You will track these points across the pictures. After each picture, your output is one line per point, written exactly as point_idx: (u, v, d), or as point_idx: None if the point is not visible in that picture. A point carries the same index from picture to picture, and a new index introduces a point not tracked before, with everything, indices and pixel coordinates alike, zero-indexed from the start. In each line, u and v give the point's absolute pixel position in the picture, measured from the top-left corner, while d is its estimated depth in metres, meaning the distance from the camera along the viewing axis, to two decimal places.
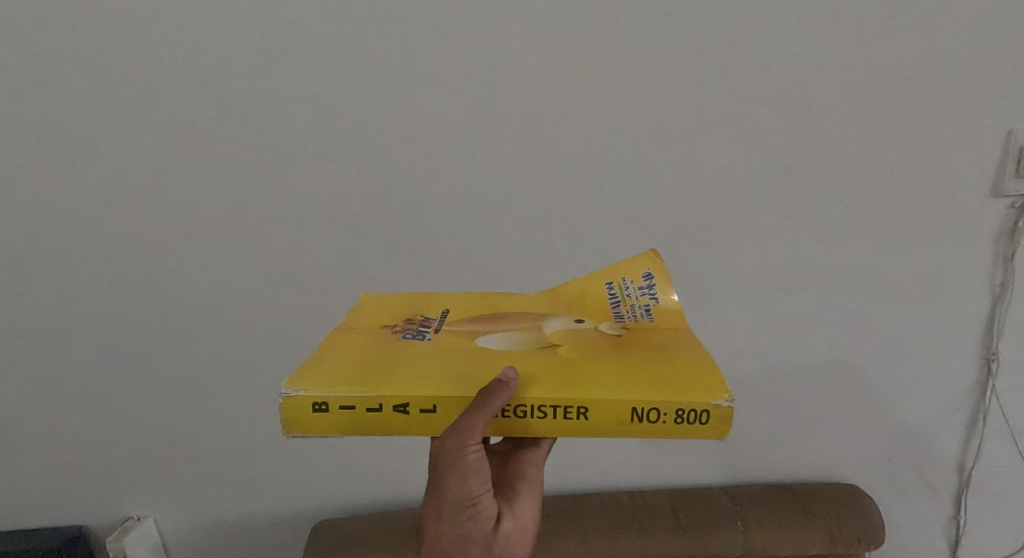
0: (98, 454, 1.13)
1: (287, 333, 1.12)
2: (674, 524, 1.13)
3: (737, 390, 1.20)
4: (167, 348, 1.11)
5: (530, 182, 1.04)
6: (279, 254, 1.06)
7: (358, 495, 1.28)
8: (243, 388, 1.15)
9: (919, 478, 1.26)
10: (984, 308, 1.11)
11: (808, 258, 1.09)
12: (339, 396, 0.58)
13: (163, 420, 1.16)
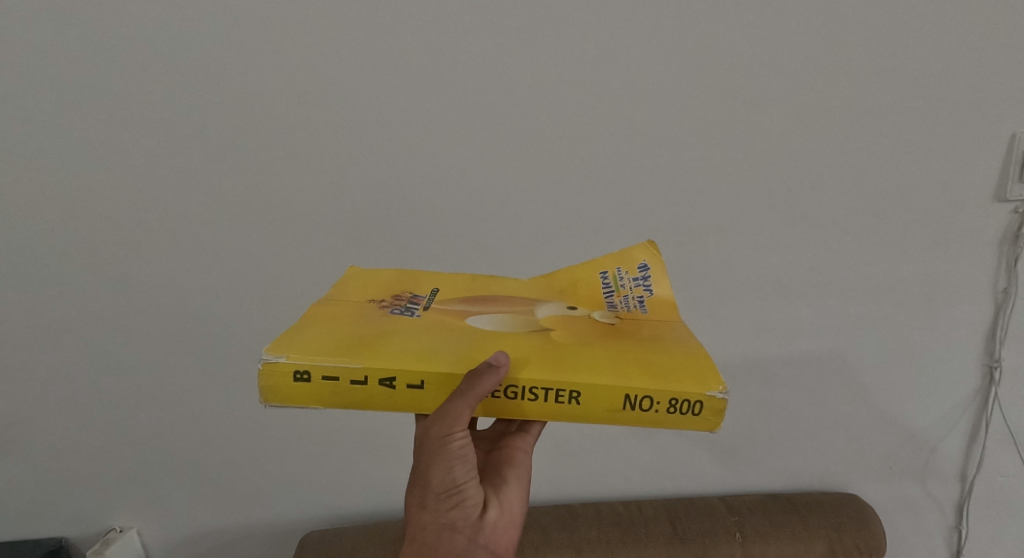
0: (75, 465, 1.08)
1: (223, 349, 0.99)
2: (671, 534, 0.99)
3: (739, 399, 1.01)
4: (98, 363, 0.99)
5: (459, 195, 0.89)
6: (210, 267, 0.92)
7: (327, 522, 1.18)
8: (200, 409, 1.05)
9: (964, 502, 1.05)
10: (985, 318, 0.93)
11: (791, 249, 0.91)
12: (324, 365, 0.48)
13: (128, 437, 1.07)
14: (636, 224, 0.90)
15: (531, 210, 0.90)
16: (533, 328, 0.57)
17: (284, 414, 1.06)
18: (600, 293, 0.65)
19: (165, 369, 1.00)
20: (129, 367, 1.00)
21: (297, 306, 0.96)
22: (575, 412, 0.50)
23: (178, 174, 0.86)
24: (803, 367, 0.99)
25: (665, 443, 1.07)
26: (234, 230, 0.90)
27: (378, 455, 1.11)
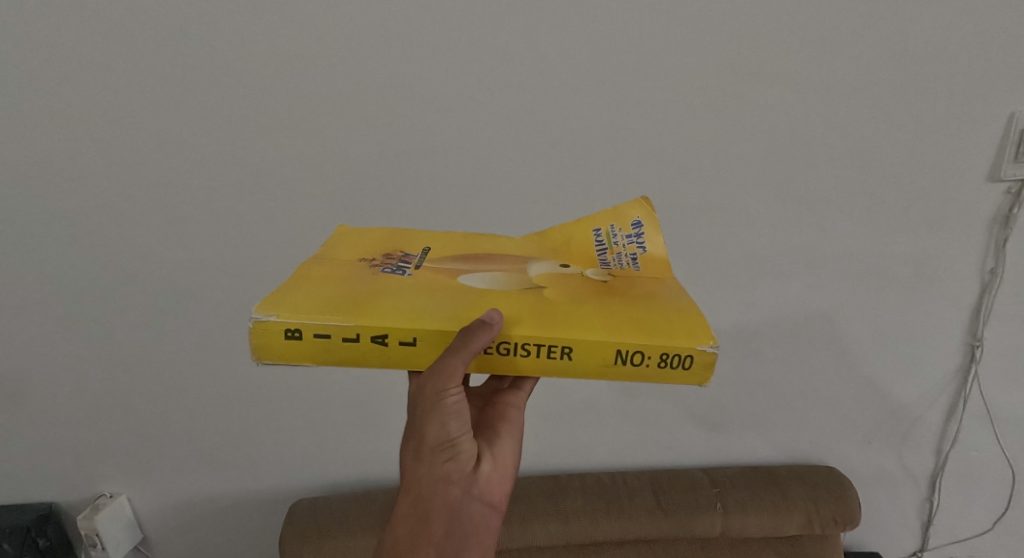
0: (64, 431, 1.08)
1: (210, 320, 0.98)
2: (654, 503, 1.02)
3: (725, 373, 1.03)
4: (83, 332, 0.98)
5: (451, 165, 0.87)
6: (197, 235, 0.91)
7: (316, 490, 1.19)
8: (189, 377, 1.04)
9: (938, 476, 1.08)
10: (971, 297, 0.94)
11: (784, 226, 0.90)
12: (315, 322, 0.48)
13: (115, 405, 1.06)
14: (629, 199, 0.89)
15: (524, 184, 0.88)
16: (526, 287, 0.57)
17: (274, 383, 1.07)
18: (592, 252, 0.64)
19: (154, 337, 1.00)
20: (116, 336, 0.99)
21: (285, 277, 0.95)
22: (568, 366, 0.50)
23: (161, 142, 0.83)
24: (790, 344, 1.00)
25: (651, 417, 1.09)
26: (218, 200, 0.88)
27: (368, 425, 1.12)
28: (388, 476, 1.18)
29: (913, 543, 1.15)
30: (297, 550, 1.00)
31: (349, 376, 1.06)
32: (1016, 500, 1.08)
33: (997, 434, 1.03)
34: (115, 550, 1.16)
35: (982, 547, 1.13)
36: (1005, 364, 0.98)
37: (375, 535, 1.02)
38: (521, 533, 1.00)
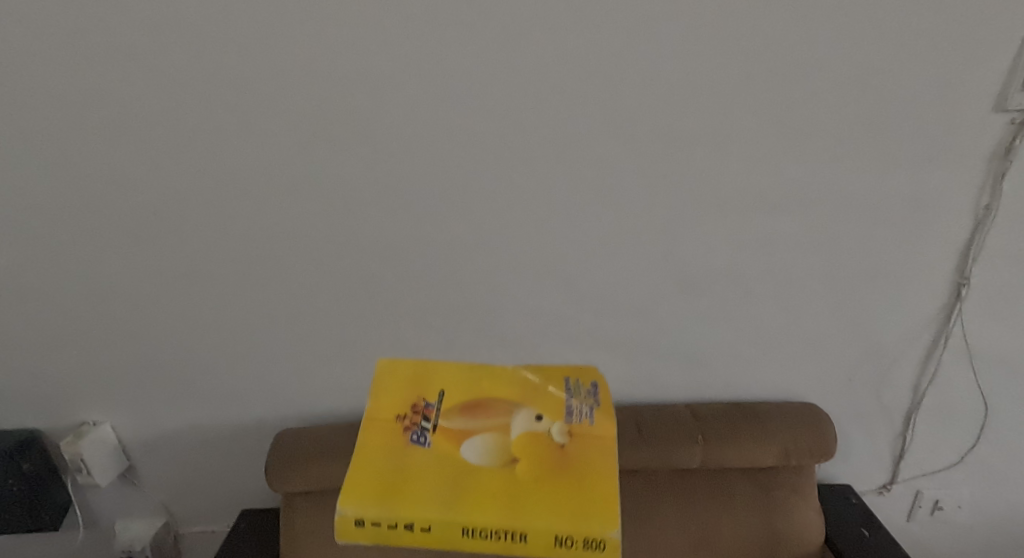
0: (49, 349, 1.07)
1: (197, 243, 0.98)
2: (636, 436, 1.04)
3: (713, 306, 1.03)
4: (70, 252, 0.98)
5: (444, 80, 0.85)
6: (187, 144, 0.90)
7: (302, 420, 1.19)
8: (176, 296, 1.04)
9: (914, 413, 1.10)
10: (963, 233, 0.94)
11: (782, 155, 0.88)
12: (371, 514, 0.80)
13: (101, 323, 1.06)
14: (625, 122, 0.87)
15: (513, 111, 0.87)
16: None
17: (260, 308, 1.05)
18: None
19: (141, 251, 0.99)
20: (104, 248, 0.99)
21: (272, 202, 0.94)
22: None
23: (149, 43, 0.82)
24: (781, 282, 1.00)
25: (637, 352, 1.09)
26: (203, 116, 0.87)
27: (352, 357, 1.12)
28: None
29: (885, 477, 1.18)
30: (285, 475, 1.02)
31: (335, 305, 1.06)
32: (986, 435, 1.12)
33: (973, 371, 1.05)
34: (103, 477, 1.16)
35: (952, 480, 1.17)
36: (983, 305, 1.00)
37: None
38: None
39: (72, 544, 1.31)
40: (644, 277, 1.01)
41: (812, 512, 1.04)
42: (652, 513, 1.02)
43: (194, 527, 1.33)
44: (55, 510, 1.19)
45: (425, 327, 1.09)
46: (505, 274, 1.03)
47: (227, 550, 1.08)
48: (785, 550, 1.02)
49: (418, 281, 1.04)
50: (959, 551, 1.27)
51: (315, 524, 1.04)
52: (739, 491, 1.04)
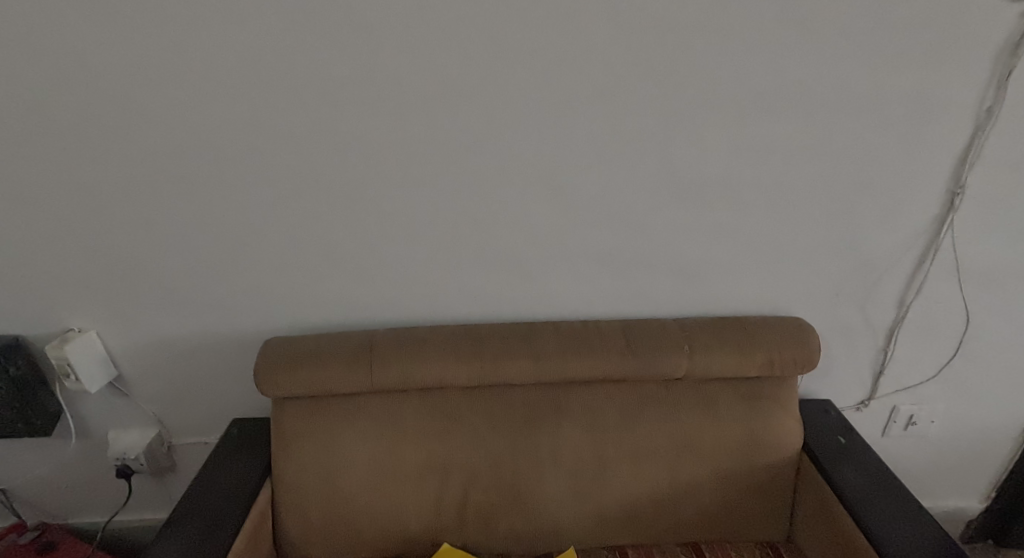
0: (40, 235, 1.05)
1: (193, 139, 0.98)
2: (624, 347, 1.04)
3: (715, 213, 1.04)
4: (63, 142, 0.97)
5: None
6: (205, 17, 0.89)
7: (289, 331, 1.16)
8: (174, 187, 1.01)
9: (897, 327, 1.14)
10: (964, 135, 0.97)
11: (796, 46, 0.91)
12: None
13: (93, 212, 1.03)
14: (647, 10, 0.89)
15: (528, 5, 0.89)
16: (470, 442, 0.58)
17: (259, 207, 1.03)
18: None
19: (143, 132, 0.97)
20: (104, 126, 0.96)
21: (277, 94, 0.95)
22: None
23: None
24: (772, 192, 1.02)
25: (629, 266, 1.09)
26: None
27: (339, 268, 1.09)
28: (356, 322, 1.15)
29: (863, 393, 1.22)
30: (274, 380, 1.01)
31: (329, 210, 1.04)
32: (964, 350, 1.17)
33: (960, 282, 1.10)
34: (90, 384, 1.14)
35: (926, 396, 1.23)
36: (980, 212, 1.03)
37: (349, 368, 1.02)
38: (494, 370, 1.02)
39: (64, 453, 1.30)
40: (643, 184, 1.02)
41: (792, 422, 1.07)
42: (635, 418, 1.06)
43: (188, 439, 1.30)
44: (47, 416, 1.18)
45: (416, 237, 1.07)
46: (502, 181, 1.02)
47: (215, 462, 1.07)
48: (764, 456, 1.06)
49: (412, 187, 1.02)
50: (929, 467, 1.33)
51: (306, 428, 1.05)
52: (722, 400, 1.06)
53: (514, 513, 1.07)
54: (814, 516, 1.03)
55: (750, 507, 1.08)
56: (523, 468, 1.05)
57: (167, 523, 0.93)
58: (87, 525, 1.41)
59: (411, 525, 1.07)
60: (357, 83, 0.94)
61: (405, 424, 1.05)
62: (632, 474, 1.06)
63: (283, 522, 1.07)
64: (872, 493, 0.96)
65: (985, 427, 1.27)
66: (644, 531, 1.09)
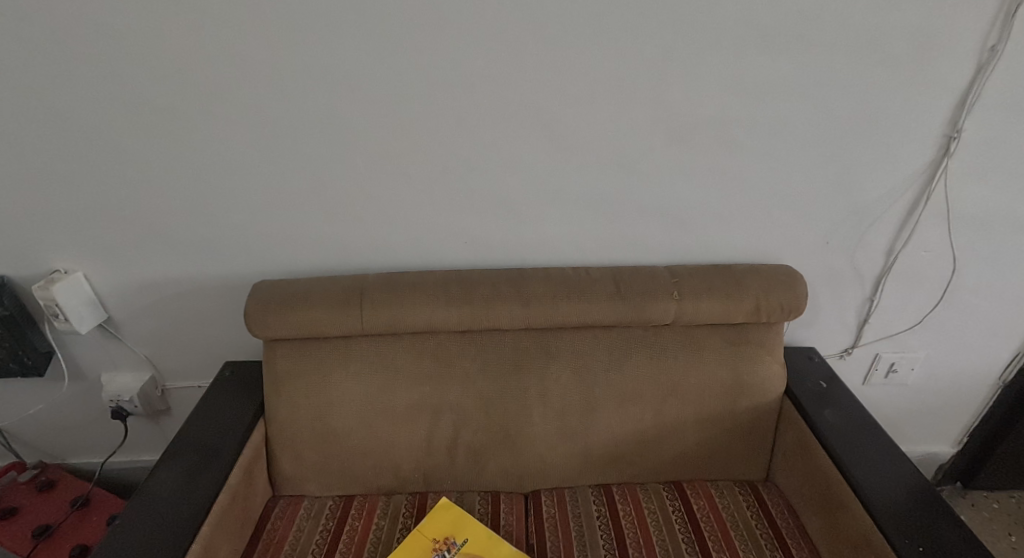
0: (17, 172, 1.02)
1: (171, 70, 0.94)
2: (613, 292, 1.04)
3: (710, 157, 1.03)
4: (34, 73, 0.93)
5: None
6: None
7: (277, 274, 1.14)
8: (155, 124, 0.98)
9: (884, 276, 1.15)
10: (966, 77, 0.96)
11: None
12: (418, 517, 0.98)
13: (72, 149, 1.00)
14: None
15: None
16: None
17: (244, 146, 1.01)
18: None
19: (118, 65, 0.93)
20: (77, 58, 0.92)
21: (258, 25, 0.90)
22: None
23: None
24: (767, 136, 1.01)
25: (621, 211, 1.08)
26: None
27: (327, 210, 1.07)
28: (345, 266, 1.14)
29: (847, 341, 1.25)
30: (264, 322, 1.01)
31: (316, 150, 1.01)
32: (948, 299, 1.19)
33: (949, 230, 1.10)
34: (80, 325, 1.13)
35: (908, 345, 1.26)
36: (975, 158, 1.02)
37: (338, 311, 1.02)
38: (484, 314, 1.03)
39: (58, 395, 1.31)
40: (638, 125, 1.00)
41: (776, 366, 1.09)
42: (622, 362, 1.07)
43: (181, 382, 1.31)
44: (39, 356, 1.18)
45: (405, 178, 1.05)
46: (493, 121, 0.99)
47: (209, 401, 1.09)
48: (747, 399, 1.09)
49: (401, 125, 0.99)
50: (906, 413, 1.37)
51: (298, 369, 1.06)
52: (709, 345, 1.08)
53: (502, 453, 1.09)
54: (791, 455, 1.07)
55: (732, 448, 1.12)
56: (512, 409, 1.07)
57: (164, 457, 0.97)
58: (86, 464, 1.44)
59: (402, 463, 1.09)
60: (343, 14, 0.90)
61: (396, 366, 1.06)
62: (618, 415, 1.08)
63: (277, 459, 1.09)
64: (850, 432, 1.00)
65: (963, 374, 1.30)
66: (628, 470, 1.12)
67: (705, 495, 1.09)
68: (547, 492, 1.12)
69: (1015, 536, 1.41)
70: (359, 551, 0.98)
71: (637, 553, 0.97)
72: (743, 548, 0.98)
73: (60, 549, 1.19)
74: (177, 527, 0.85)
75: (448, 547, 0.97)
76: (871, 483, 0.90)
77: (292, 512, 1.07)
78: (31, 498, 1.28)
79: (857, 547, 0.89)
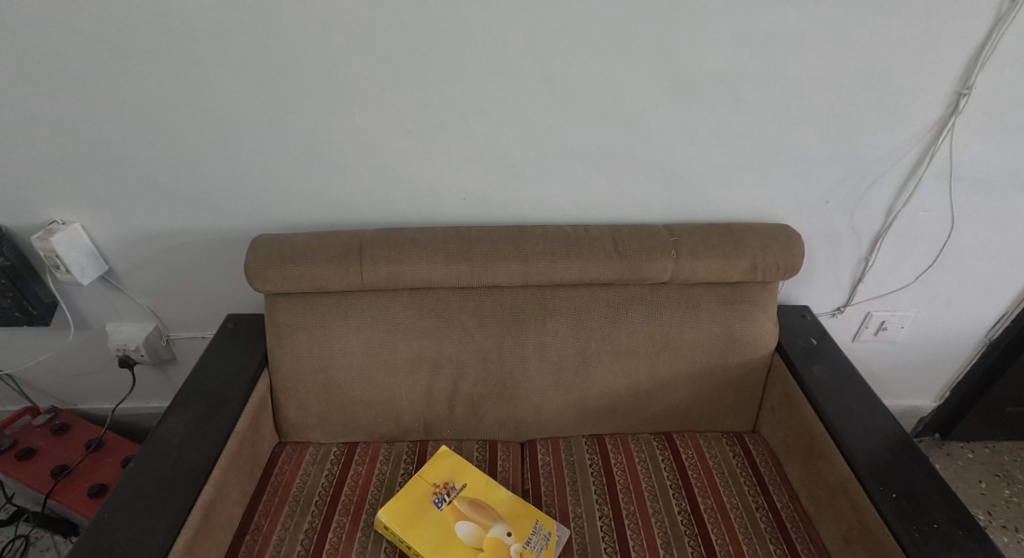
0: (9, 120, 0.99)
1: (161, 16, 0.90)
2: (612, 250, 1.05)
3: (714, 113, 1.01)
4: (19, 17, 0.90)
5: None
6: None
7: (277, 228, 1.14)
8: (147, 73, 0.96)
9: (881, 236, 1.16)
10: (979, 32, 0.93)
11: None
12: (426, 471, 1.05)
13: (63, 98, 0.98)
14: None
15: None
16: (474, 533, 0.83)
17: (240, 97, 0.99)
18: None
19: (107, 10, 0.89)
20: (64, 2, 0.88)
21: None
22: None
23: None
24: (772, 91, 0.99)
25: (621, 167, 1.08)
26: None
27: (325, 164, 1.07)
28: (344, 221, 1.14)
29: (840, 300, 1.27)
30: (264, 276, 1.02)
31: (313, 102, 0.99)
32: (942, 258, 1.20)
33: (951, 190, 1.10)
34: (82, 275, 1.15)
35: (900, 303, 1.28)
36: (983, 116, 1.01)
37: (338, 266, 1.03)
38: (483, 271, 1.04)
39: (66, 344, 1.34)
40: (641, 79, 0.98)
41: (769, 324, 1.11)
42: (618, 318, 1.09)
43: (185, 332, 1.33)
44: (43, 306, 1.20)
45: (403, 131, 1.03)
46: (494, 73, 0.97)
47: (214, 353, 1.11)
48: (739, 354, 1.11)
49: (400, 78, 0.97)
50: (892, 368, 1.41)
51: (300, 322, 1.08)
52: (704, 303, 1.09)
53: (500, 404, 1.13)
54: (778, 409, 1.11)
55: (722, 402, 1.16)
56: (509, 362, 1.10)
57: (173, 404, 1.00)
58: (97, 410, 1.49)
59: (404, 413, 1.13)
60: None
61: (396, 319, 1.08)
62: (613, 369, 1.11)
63: (282, 407, 1.13)
64: (837, 386, 1.03)
65: (951, 332, 1.33)
66: (621, 421, 1.16)
67: (694, 444, 1.14)
68: (543, 440, 1.16)
69: (986, 484, 1.48)
70: (363, 494, 1.04)
71: (626, 497, 1.03)
72: (727, 493, 1.04)
73: (78, 489, 1.25)
74: (188, 469, 0.90)
75: (448, 492, 1.01)
76: (853, 435, 0.94)
77: (298, 457, 1.12)
78: (46, 441, 1.33)
79: (834, 494, 0.94)
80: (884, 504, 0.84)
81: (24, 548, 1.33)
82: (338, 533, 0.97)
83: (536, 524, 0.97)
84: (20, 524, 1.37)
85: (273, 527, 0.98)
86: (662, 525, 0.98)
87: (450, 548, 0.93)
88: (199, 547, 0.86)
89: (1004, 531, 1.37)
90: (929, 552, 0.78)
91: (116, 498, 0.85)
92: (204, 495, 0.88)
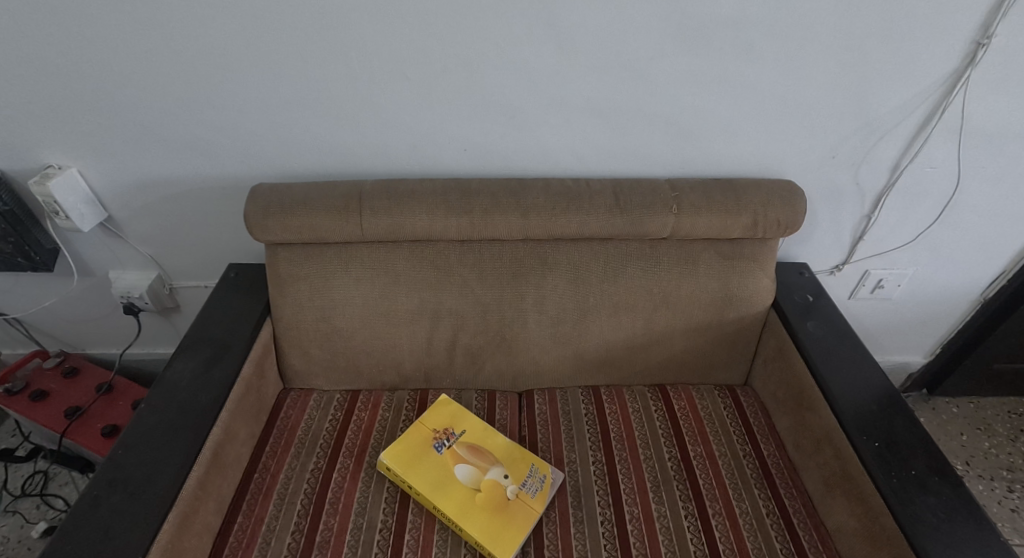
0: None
1: None
2: (613, 204, 1.04)
3: (724, 62, 0.98)
4: None
5: None
6: None
7: (275, 178, 1.13)
8: (138, 15, 0.92)
9: (885, 193, 1.15)
10: None
11: None
12: (426, 417, 1.08)
13: (51, 41, 0.94)
14: None
15: None
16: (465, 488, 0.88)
17: (235, 41, 0.95)
18: None
19: None
20: None
21: None
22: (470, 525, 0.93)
23: None
24: (785, 41, 0.95)
25: (625, 120, 1.05)
26: None
27: (322, 113, 1.04)
28: (344, 172, 1.13)
29: (839, 257, 1.27)
30: (264, 226, 1.02)
31: (309, 47, 0.96)
32: (945, 216, 1.19)
33: (959, 146, 1.08)
34: (81, 223, 1.14)
35: (898, 262, 1.28)
36: (1000, 69, 0.98)
37: (336, 218, 1.02)
38: (482, 224, 1.04)
39: (69, 289, 1.35)
40: (648, 25, 0.94)
41: (766, 280, 1.12)
42: (618, 272, 1.10)
43: (188, 281, 1.34)
44: (45, 252, 1.21)
45: (402, 79, 1.00)
46: (496, 18, 0.93)
47: (217, 300, 1.13)
48: (735, 310, 1.13)
49: (398, 21, 0.94)
50: (886, 324, 1.43)
51: (301, 272, 1.08)
52: (704, 260, 1.10)
53: (498, 355, 1.16)
54: (771, 362, 1.13)
55: (716, 355, 1.18)
56: (509, 315, 1.12)
57: (179, 350, 1.03)
58: (105, 354, 1.52)
59: (405, 362, 1.16)
60: None
61: (396, 271, 1.09)
62: (610, 322, 1.13)
63: (286, 355, 1.15)
64: (831, 343, 1.05)
65: (948, 290, 1.34)
66: (617, 373, 1.19)
67: (686, 396, 1.17)
68: (540, 390, 1.19)
69: (968, 436, 1.53)
70: (366, 438, 1.08)
71: (619, 444, 1.07)
72: (716, 442, 1.08)
73: (92, 429, 1.29)
74: (197, 411, 0.93)
75: (447, 438, 1.05)
76: (841, 388, 0.97)
77: (303, 403, 1.15)
78: (58, 384, 1.37)
79: (819, 443, 0.97)
80: (867, 453, 0.88)
81: (44, 482, 1.39)
82: (343, 473, 1.01)
83: (532, 467, 1.01)
84: (38, 461, 1.43)
85: (280, 467, 1.02)
86: (652, 470, 1.02)
87: (449, 488, 0.97)
88: (210, 483, 0.90)
89: (980, 480, 1.43)
90: (906, 497, 0.82)
91: (128, 437, 0.88)
92: (212, 436, 0.92)
